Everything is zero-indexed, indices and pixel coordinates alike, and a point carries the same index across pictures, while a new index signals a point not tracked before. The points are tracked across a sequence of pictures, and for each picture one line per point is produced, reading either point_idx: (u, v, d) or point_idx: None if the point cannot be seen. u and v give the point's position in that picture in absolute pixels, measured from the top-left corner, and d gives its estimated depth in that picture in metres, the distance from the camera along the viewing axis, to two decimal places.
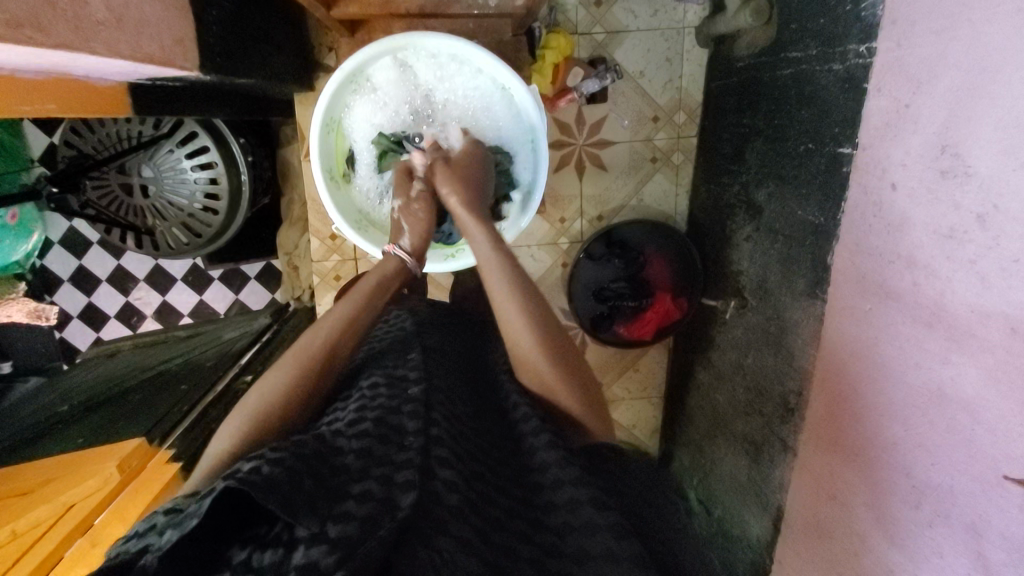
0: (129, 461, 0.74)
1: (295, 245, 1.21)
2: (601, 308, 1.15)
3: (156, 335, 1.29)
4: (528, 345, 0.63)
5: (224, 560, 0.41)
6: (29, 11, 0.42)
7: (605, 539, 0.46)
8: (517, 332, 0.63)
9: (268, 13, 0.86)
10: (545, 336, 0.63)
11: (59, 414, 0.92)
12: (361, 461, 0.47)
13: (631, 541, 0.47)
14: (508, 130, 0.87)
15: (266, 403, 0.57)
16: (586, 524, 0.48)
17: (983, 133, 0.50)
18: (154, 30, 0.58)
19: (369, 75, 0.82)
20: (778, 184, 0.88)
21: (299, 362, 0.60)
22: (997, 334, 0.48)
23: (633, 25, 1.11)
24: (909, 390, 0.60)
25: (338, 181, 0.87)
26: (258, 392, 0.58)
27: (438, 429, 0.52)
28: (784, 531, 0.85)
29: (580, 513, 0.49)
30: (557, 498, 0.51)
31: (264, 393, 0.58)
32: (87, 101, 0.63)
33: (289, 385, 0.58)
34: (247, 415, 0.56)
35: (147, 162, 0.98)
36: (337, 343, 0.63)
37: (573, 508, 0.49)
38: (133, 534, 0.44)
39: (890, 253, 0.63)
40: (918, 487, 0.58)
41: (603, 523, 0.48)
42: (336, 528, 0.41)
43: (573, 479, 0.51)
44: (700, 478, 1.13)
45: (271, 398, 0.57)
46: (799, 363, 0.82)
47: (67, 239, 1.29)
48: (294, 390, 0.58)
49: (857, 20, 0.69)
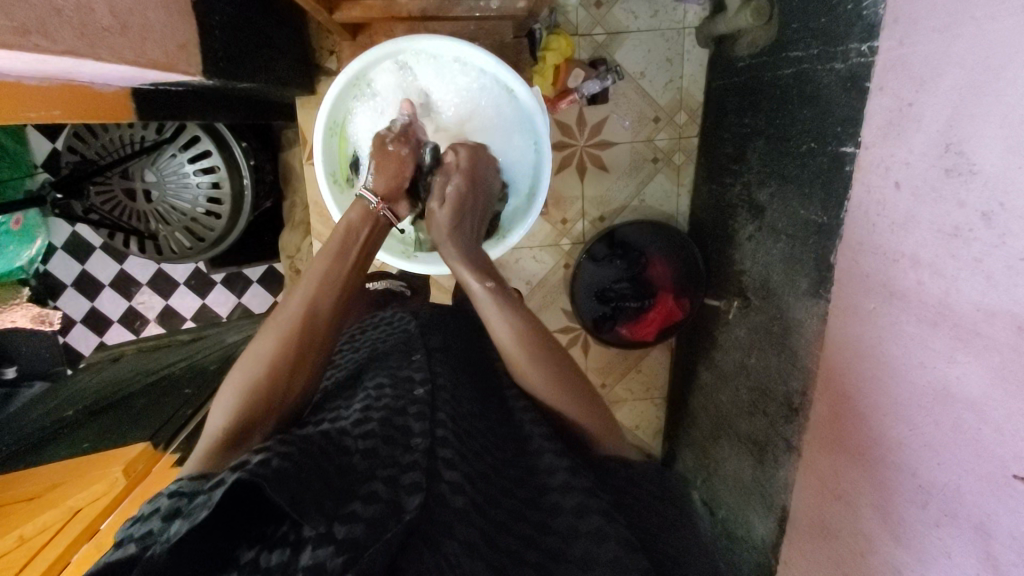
0: (134, 465, 0.73)
1: (297, 247, 1.19)
2: (604, 309, 1.16)
3: (160, 340, 1.31)
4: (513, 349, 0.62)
5: (232, 559, 0.41)
6: (36, 18, 0.42)
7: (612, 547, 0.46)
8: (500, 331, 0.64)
9: (269, 15, 0.86)
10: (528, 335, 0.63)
11: (65, 420, 0.92)
12: (367, 461, 0.47)
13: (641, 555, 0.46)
14: (512, 131, 0.87)
15: (253, 375, 0.56)
16: (596, 531, 0.47)
17: (988, 131, 0.50)
18: (158, 35, 0.59)
19: (371, 79, 0.83)
20: (781, 183, 0.89)
21: (282, 332, 0.59)
22: (1004, 332, 0.48)
23: (634, 26, 1.11)
24: (912, 389, 0.60)
25: (342, 185, 0.86)
26: (246, 366, 0.57)
27: (443, 430, 0.52)
28: (789, 531, 0.85)
29: (587, 519, 0.48)
30: (564, 501, 0.50)
31: (250, 369, 0.56)
32: (91, 107, 0.63)
33: (274, 358, 0.57)
34: (243, 385, 0.56)
35: (150, 167, 0.99)
36: (316, 314, 0.62)
37: (580, 513, 0.49)
38: (138, 514, 0.44)
39: (894, 252, 0.63)
40: (925, 487, 0.58)
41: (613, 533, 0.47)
42: (343, 529, 0.41)
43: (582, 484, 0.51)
44: (704, 478, 1.13)
45: (258, 373, 0.56)
46: (803, 363, 0.81)
47: (70, 244, 1.29)
48: (281, 362, 0.57)
49: (858, 19, 0.69)
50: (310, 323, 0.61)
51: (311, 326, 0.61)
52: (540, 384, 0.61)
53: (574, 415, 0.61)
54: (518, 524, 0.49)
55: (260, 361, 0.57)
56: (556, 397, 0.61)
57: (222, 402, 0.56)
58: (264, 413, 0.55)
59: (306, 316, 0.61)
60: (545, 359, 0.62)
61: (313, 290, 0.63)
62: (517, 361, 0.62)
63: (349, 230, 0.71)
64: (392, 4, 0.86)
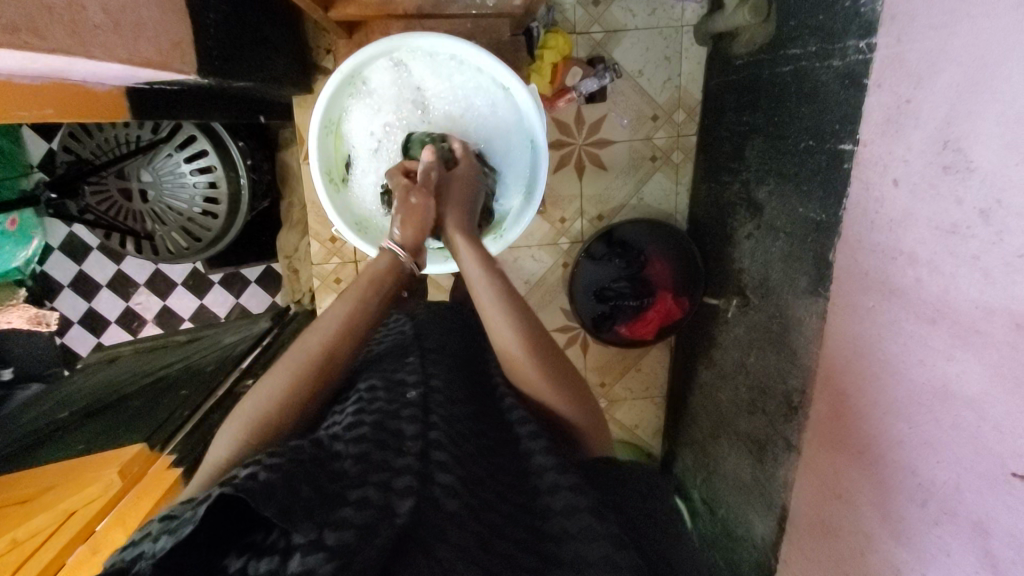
0: (130, 467, 0.74)
1: (295, 247, 1.21)
2: (602, 308, 1.15)
3: (156, 342, 1.32)
4: (515, 350, 0.64)
5: (219, 567, 0.40)
6: (25, 16, 0.42)
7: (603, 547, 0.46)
8: (506, 339, 0.64)
9: (265, 14, 0.86)
10: (528, 336, 0.64)
11: (60, 421, 0.91)
12: (359, 466, 0.47)
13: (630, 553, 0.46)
14: (509, 129, 0.87)
15: (262, 407, 0.56)
16: (584, 530, 0.47)
17: (985, 127, 0.50)
18: (152, 33, 0.58)
19: (366, 77, 0.82)
20: (779, 181, 0.88)
21: (296, 371, 0.58)
22: (1003, 330, 0.48)
23: (631, 24, 1.11)
24: (911, 387, 0.60)
25: (337, 183, 0.86)
26: (256, 399, 0.57)
27: (436, 433, 0.51)
28: (789, 530, 0.85)
29: (576, 519, 0.48)
30: (554, 503, 0.50)
31: (261, 399, 0.57)
32: (85, 106, 0.62)
33: (288, 394, 0.57)
34: (250, 418, 0.55)
35: (146, 167, 0.99)
36: (335, 353, 0.61)
37: (570, 513, 0.49)
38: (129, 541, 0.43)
39: (893, 249, 0.63)
40: (924, 485, 0.58)
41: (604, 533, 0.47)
42: (333, 535, 0.40)
43: (572, 485, 0.51)
44: (704, 477, 1.13)
45: (267, 407, 0.56)
46: (802, 361, 0.81)
47: (66, 245, 1.28)
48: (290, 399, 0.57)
49: (857, 16, 0.69)
50: (331, 362, 0.60)
51: (326, 368, 0.60)
52: (536, 380, 0.62)
53: (550, 401, 0.62)
54: (512, 527, 0.48)
55: (271, 396, 0.57)
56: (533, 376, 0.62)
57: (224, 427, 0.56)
58: (268, 437, 0.55)
59: (326, 356, 0.60)
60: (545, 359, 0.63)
61: (331, 331, 0.62)
62: (518, 363, 0.63)
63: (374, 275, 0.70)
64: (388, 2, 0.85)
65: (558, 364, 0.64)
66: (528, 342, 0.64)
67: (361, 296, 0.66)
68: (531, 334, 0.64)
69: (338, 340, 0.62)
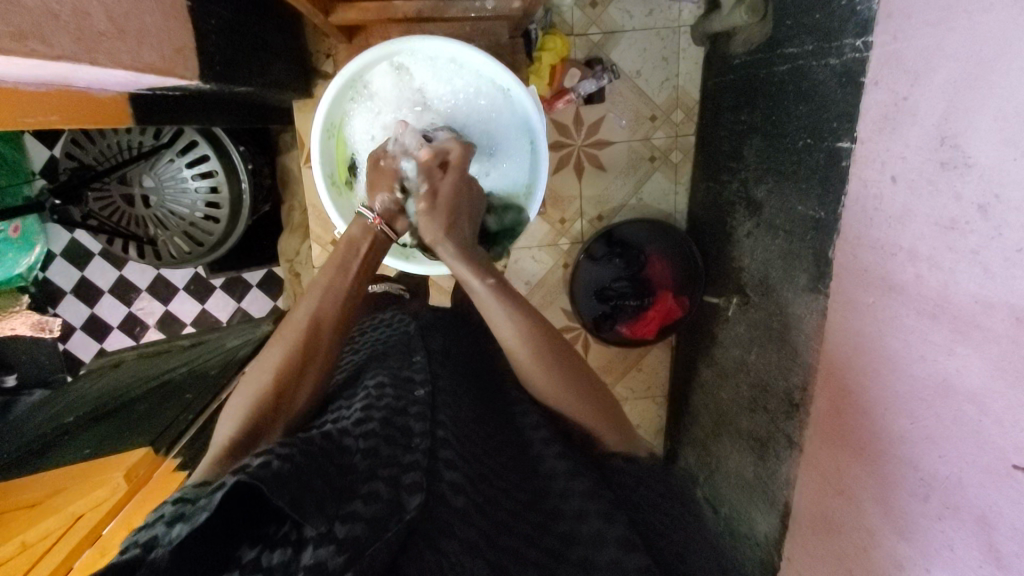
0: (136, 470, 0.73)
1: (296, 251, 1.20)
2: (603, 308, 1.16)
3: (160, 344, 1.31)
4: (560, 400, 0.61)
5: (233, 560, 0.41)
6: (33, 24, 0.43)
7: (612, 551, 0.46)
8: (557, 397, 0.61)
9: (266, 20, 0.86)
10: (572, 387, 0.61)
11: (66, 425, 0.92)
12: (368, 460, 0.47)
13: (640, 553, 0.46)
14: (509, 136, 0.88)
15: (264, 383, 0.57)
16: (596, 534, 0.47)
17: (982, 124, 0.50)
18: (155, 39, 0.59)
19: (367, 81, 0.83)
20: (778, 179, 0.89)
21: (288, 344, 0.60)
22: (1003, 324, 0.48)
23: (629, 25, 1.11)
24: (913, 382, 0.60)
25: (340, 188, 0.86)
26: (253, 378, 0.58)
27: (443, 431, 0.52)
28: (793, 527, 0.85)
29: (589, 523, 0.48)
30: (565, 506, 0.51)
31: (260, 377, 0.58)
32: (90, 113, 0.63)
33: (287, 358, 0.59)
34: (256, 392, 0.57)
35: (148, 173, 0.99)
36: (325, 317, 0.63)
37: (582, 516, 0.49)
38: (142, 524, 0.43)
39: (892, 245, 0.64)
40: (927, 479, 0.58)
41: (612, 537, 0.47)
42: (343, 528, 0.41)
43: (585, 490, 0.51)
44: (706, 476, 1.13)
45: (267, 381, 0.57)
46: (803, 358, 0.82)
47: (69, 251, 1.29)
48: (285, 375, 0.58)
49: (853, 14, 0.70)
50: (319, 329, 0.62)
51: (318, 329, 0.62)
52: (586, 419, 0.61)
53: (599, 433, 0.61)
54: (519, 523, 0.49)
55: (267, 370, 0.58)
56: (580, 414, 0.61)
57: (231, 409, 0.58)
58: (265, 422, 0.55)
59: (313, 323, 0.62)
60: (586, 393, 0.62)
61: (320, 297, 0.64)
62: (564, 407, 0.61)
63: (351, 243, 0.71)
64: (387, 6, 0.86)
65: (595, 385, 0.64)
66: (573, 390, 0.61)
67: (347, 267, 0.69)
68: (573, 383, 0.62)
69: (323, 304, 0.64)
